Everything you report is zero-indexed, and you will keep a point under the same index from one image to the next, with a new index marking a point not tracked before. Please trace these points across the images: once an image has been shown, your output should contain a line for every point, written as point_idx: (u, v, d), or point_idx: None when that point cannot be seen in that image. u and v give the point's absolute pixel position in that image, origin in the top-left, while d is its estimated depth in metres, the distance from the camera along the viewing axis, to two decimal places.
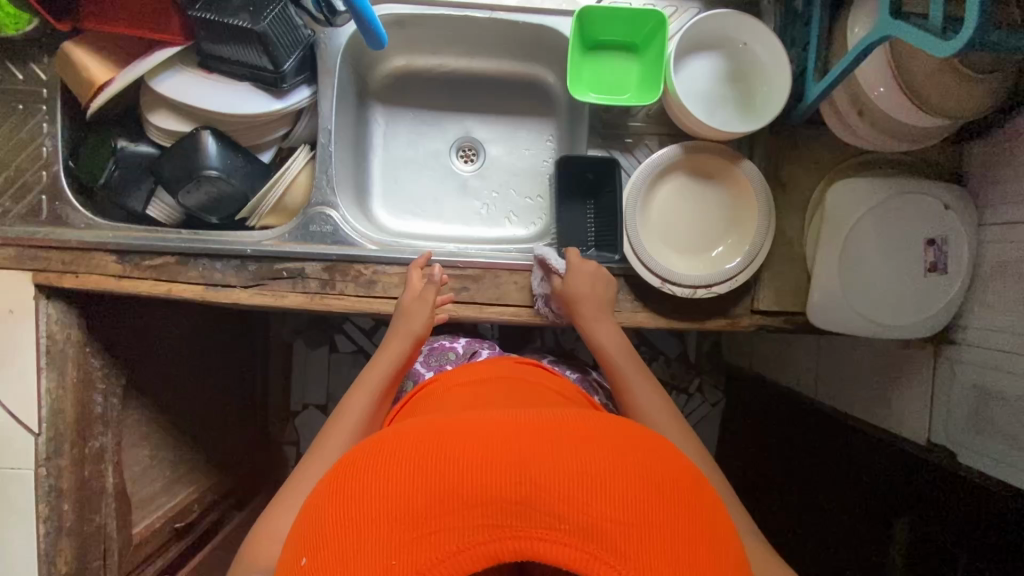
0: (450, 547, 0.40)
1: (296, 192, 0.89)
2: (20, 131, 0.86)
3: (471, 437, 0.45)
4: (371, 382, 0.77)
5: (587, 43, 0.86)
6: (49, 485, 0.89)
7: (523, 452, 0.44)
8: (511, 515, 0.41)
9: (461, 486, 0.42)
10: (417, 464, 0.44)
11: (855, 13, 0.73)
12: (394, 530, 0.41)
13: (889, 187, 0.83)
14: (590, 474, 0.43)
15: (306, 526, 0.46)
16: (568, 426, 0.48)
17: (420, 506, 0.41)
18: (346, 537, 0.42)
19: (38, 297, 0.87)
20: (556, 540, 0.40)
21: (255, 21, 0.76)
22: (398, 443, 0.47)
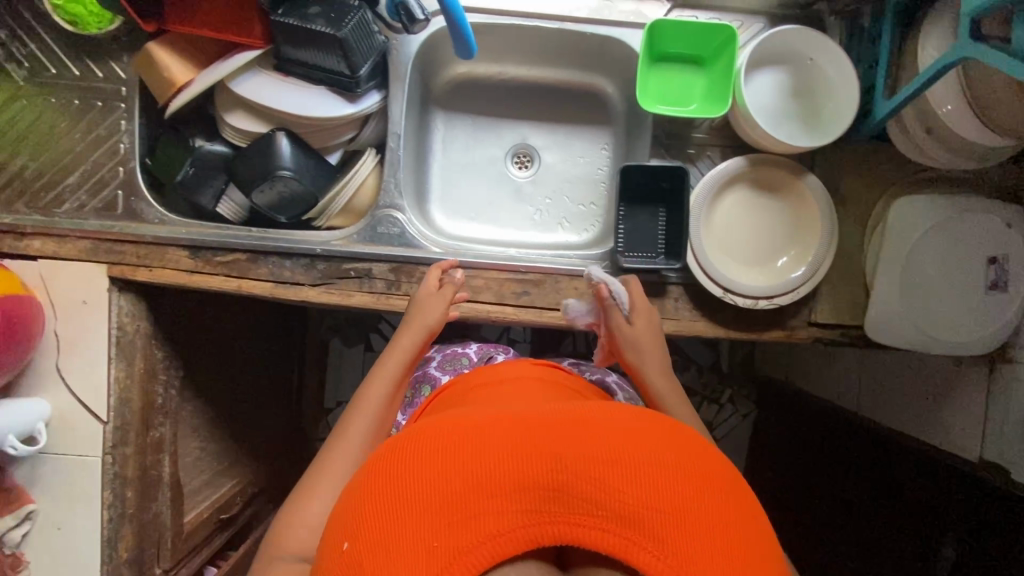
0: (492, 529, 0.40)
1: (362, 196, 0.91)
2: (99, 127, 0.88)
3: (504, 426, 0.46)
4: (386, 371, 0.78)
5: (653, 55, 0.87)
6: (113, 472, 0.90)
7: (559, 441, 0.44)
8: (550, 499, 0.42)
9: (499, 472, 0.42)
10: (450, 452, 0.44)
11: (927, 33, 0.74)
12: (433, 513, 0.40)
13: (952, 206, 0.84)
14: (628, 460, 0.43)
15: (336, 516, 0.45)
16: (596, 415, 0.48)
17: (459, 489, 0.41)
18: (381, 520, 0.41)
19: (111, 289, 0.88)
20: (594, 526, 0.41)
21: (336, 27, 0.79)
22: (429, 430, 0.47)
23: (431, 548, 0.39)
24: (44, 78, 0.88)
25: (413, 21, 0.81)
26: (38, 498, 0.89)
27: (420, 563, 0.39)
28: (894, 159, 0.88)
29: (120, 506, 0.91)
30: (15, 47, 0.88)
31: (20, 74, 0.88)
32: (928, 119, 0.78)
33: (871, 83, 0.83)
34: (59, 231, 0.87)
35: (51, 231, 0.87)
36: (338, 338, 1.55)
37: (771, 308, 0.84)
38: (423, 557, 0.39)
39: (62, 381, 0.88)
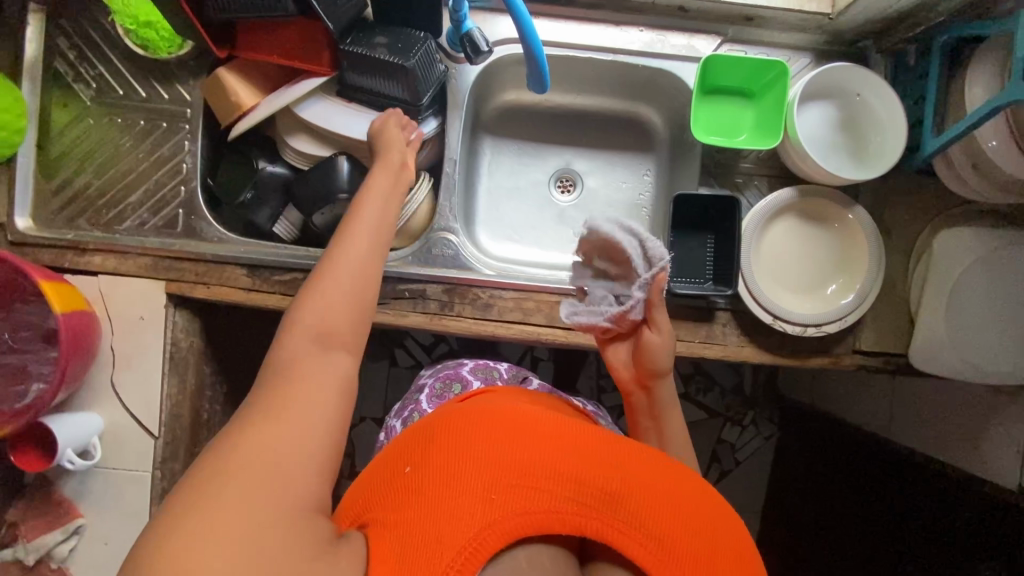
0: (543, 505, 0.54)
1: (416, 222, 0.93)
2: (163, 147, 0.91)
3: (569, 436, 0.59)
4: (378, 188, 0.71)
5: (704, 87, 0.90)
6: (162, 488, 0.90)
7: (609, 461, 0.58)
8: (591, 501, 0.55)
9: (560, 467, 0.56)
10: (529, 438, 0.57)
11: (973, 72, 0.76)
12: (502, 476, 0.54)
13: (996, 239, 0.86)
14: (655, 493, 0.57)
15: (415, 449, 0.59)
16: (641, 451, 0.62)
17: (526, 467, 0.55)
18: (458, 467, 0.55)
19: (167, 305, 0.89)
20: (617, 528, 0.54)
21: (404, 57, 0.82)
22: (509, 415, 0.60)
23: (492, 496, 0.53)
24: (111, 98, 0.91)
25: (478, 53, 0.84)
26: (86, 513, 0.88)
27: (482, 507, 0.52)
28: (938, 191, 0.90)
29: None
30: (85, 68, 0.90)
31: (87, 94, 0.91)
32: (975, 155, 0.81)
33: (918, 119, 0.85)
34: (120, 247, 0.89)
35: (113, 247, 0.89)
36: None
37: (818, 335, 0.87)
38: (485, 501, 0.53)
39: (115, 396, 0.88)
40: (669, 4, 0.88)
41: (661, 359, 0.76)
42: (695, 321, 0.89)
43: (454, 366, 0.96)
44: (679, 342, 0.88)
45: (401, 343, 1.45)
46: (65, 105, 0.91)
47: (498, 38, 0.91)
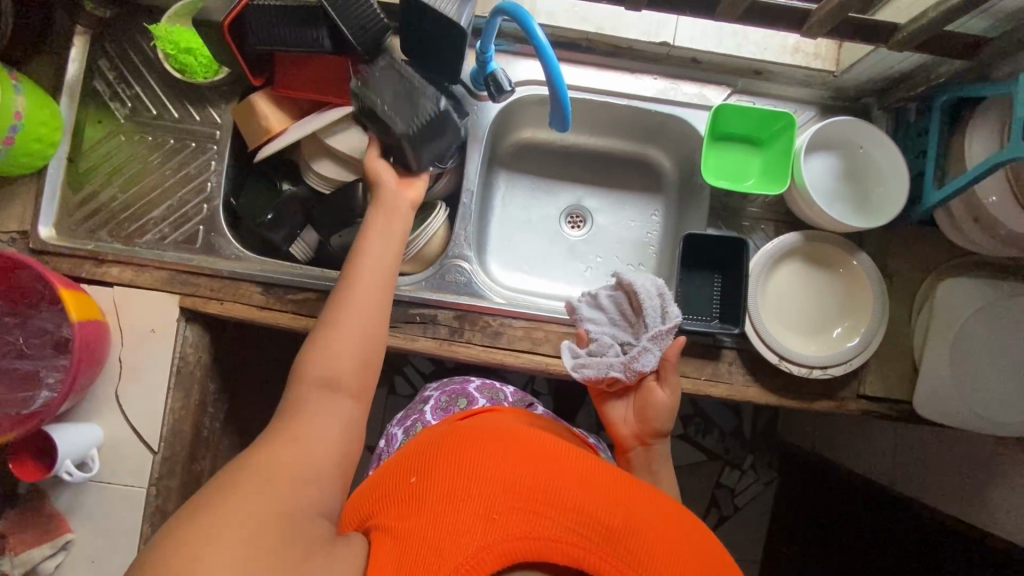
0: (547, 531, 0.51)
1: (431, 247, 0.94)
2: (189, 166, 0.94)
3: (577, 470, 0.58)
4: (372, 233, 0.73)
5: (715, 133, 0.94)
6: (155, 507, 0.88)
7: (613, 498, 0.56)
8: (596, 536, 0.51)
9: (566, 496, 0.54)
10: (536, 464, 0.57)
11: (972, 130, 0.80)
12: (506, 496, 0.53)
13: (998, 291, 0.88)
14: (657, 536, 0.55)
15: (422, 463, 0.58)
16: (645, 494, 0.60)
17: (530, 489, 0.54)
18: (461, 485, 0.54)
19: (179, 319, 0.89)
20: (619, 566, 0.51)
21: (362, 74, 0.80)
22: (520, 442, 0.60)
23: (493, 516, 0.51)
24: (144, 117, 0.94)
25: (501, 91, 0.88)
26: (77, 528, 0.87)
27: (482, 524, 0.50)
28: (939, 242, 0.93)
29: None
30: (121, 88, 0.94)
31: (122, 112, 0.94)
32: (975, 209, 0.84)
33: (919, 172, 0.88)
34: (139, 260, 0.90)
35: (132, 259, 0.90)
36: None
37: (823, 377, 0.88)
38: (485, 520, 0.51)
39: (118, 409, 0.88)
40: (683, 55, 0.93)
41: (665, 418, 0.76)
42: (700, 358, 0.90)
43: (460, 382, 0.95)
44: (684, 378, 0.89)
45: (401, 371, 1.43)
46: (99, 122, 0.94)
47: (521, 79, 0.96)
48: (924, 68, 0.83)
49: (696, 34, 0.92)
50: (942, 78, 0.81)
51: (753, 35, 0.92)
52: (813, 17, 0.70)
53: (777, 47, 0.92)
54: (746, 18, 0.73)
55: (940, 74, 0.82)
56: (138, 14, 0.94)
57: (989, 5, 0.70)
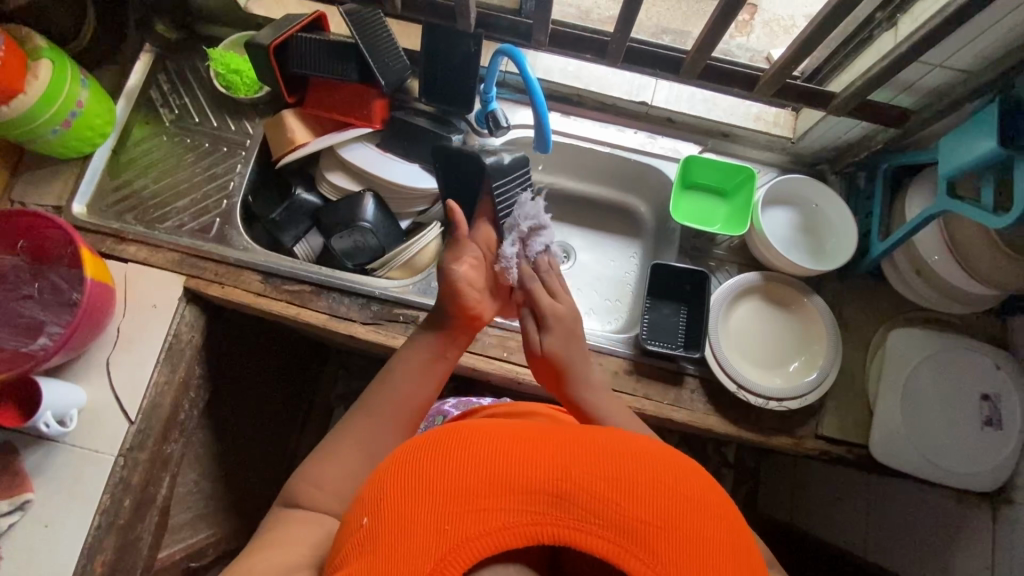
0: (499, 521, 0.44)
1: (423, 257, 1.03)
2: (217, 167, 1.05)
3: (519, 435, 0.49)
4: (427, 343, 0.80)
5: (684, 182, 1.06)
6: (118, 477, 0.89)
7: (565, 452, 0.48)
8: (548, 504, 0.45)
9: (510, 475, 0.46)
10: (471, 451, 0.47)
11: (911, 193, 0.90)
12: (452, 501, 0.44)
13: (946, 342, 0.93)
14: (627, 481, 0.46)
15: (364, 491, 0.49)
16: (607, 437, 0.51)
17: (473, 484, 0.45)
18: (401, 509, 0.45)
19: (181, 299, 0.96)
20: (593, 533, 0.44)
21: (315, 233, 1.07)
22: (454, 430, 0.50)
23: (445, 528, 0.43)
24: (187, 123, 1.07)
25: (498, 127, 1.01)
26: (38, 489, 0.87)
27: (433, 543, 0.43)
28: (890, 296, 1.00)
29: (113, 514, 0.89)
30: (172, 98, 1.08)
31: (168, 117, 1.07)
32: (917, 263, 0.92)
33: (867, 230, 0.98)
34: (155, 240, 0.98)
35: (149, 239, 0.98)
36: (344, 408, 1.43)
37: (780, 410, 0.92)
38: (434, 534, 0.43)
39: (105, 376, 0.92)
40: (660, 115, 1.07)
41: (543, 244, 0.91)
42: (664, 383, 0.94)
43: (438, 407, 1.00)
44: (647, 401, 0.93)
45: None
46: (146, 123, 1.07)
47: (518, 122, 1.07)
48: (864, 138, 0.95)
49: (671, 97, 1.06)
50: (879, 146, 0.93)
51: (722, 103, 1.06)
52: (761, 81, 0.84)
53: (742, 114, 1.05)
54: (707, 78, 0.87)
55: (877, 142, 0.93)
56: (199, 41, 1.11)
57: (909, 83, 0.83)
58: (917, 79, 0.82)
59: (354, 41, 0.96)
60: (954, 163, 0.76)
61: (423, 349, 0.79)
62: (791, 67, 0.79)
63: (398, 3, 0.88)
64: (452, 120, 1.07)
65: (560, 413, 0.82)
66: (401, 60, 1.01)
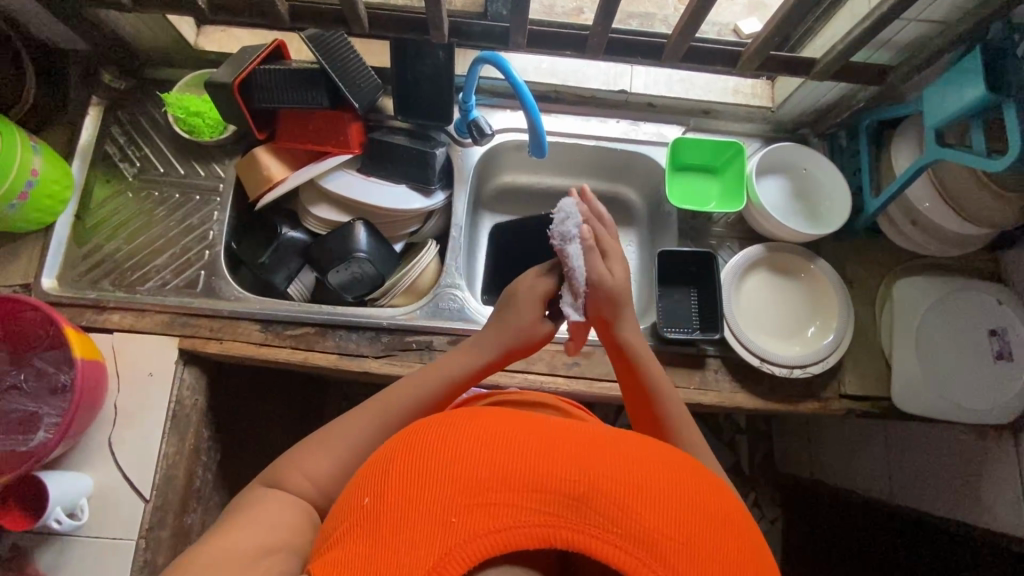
0: (509, 520, 0.43)
1: (425, 278, 1.01)
2: (192, 216, 0.99)
3: (537, 436, 0.48)
4: (450, 371, 0.76)
5: (675, 164, 1.05)
6: (143, 561, 0.84)
7: (585, 456, 0.47)
8: (564, 507, 0.43)
9: (525, 473, 0.44)
10: (486, 445, 0.46)
11: (896, 147, 0.91)
12: (462, 492, 0.43)
13: (946, 287, 0.96)
14: (646, 490, 0.45)
15: (368, 476, 0.48)
16: (627, 445, 0.50)
17: (486, 480, 0.44)
18: (409, 492, 0.44)
19: (177, 362, 0.91)
20: (609, 541, 0.42)
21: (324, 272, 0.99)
22: (466, 420, 0.49)
23: (452, 520, 0.42)
24: (151, 174, 1.01)
25: (483, 135, 0.98)
26: None
27: (439, 533, 0.42)
28: (886, 248, 1.02)
29: None
30: (131, 150, 1.01)
31: (130, 171, 1.01)
32: (911, 212, 0.94)
33: (858, 187, 0.99)
34: (140, 305, 0.92)
35: (132, 305, 0.92)
36: None
37: (805, 376, 0.93)
38: (441, 525, 0.42)
39: (111, 457, 0.86)
40: (640, 100, 1.06)
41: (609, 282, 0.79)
42: (687, 368, 0.94)
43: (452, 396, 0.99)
44: (674, 388, 0.93)
45: None
46: (108, 181, 1.00)
47: (500, 127, 1.05)
48: (845, 98, 0.96)
49: (650, 83, 1.06)
50: (861, 104, 0.94)
51: (699, 82, 1.06)
52: (744, 56, 0.84)
53: (720, 90, 1.05)
54: (689, 59, 0.86)
55: (858, 100, 0.95)
56: (151, 86, 1.04)
57: (887, 39, 0.85)
58: (894, 35, 0.83)
59: (320, 66, 0.92)
60: (942, 113, 0.78)
61: (435, 377, 0.75)
62: (775, 40, 0.79)
63: (365, 22, 0.83)
64: (432, 133, 1.04)
65: (567, 406, 0.79)
66: (373, 80, 0.97)
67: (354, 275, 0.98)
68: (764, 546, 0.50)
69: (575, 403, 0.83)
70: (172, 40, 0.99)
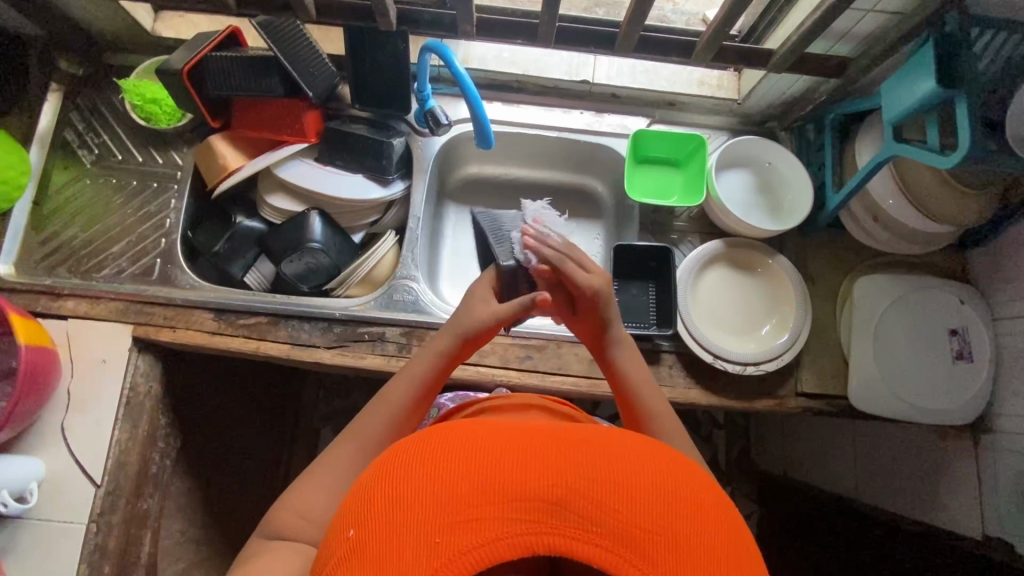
0: (493, 533, 0.40)
1: (381, 268, 1.00)
2: (150, 204, 0.99)
3: (510, 439, 0.45)
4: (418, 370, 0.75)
5: (637, 157, 1.03)
6: (93, 544, 0.85)
7: (561, 455, 0.44)
8: (544, 513, 0.41)
9: (503, 482, 0.42)
10: (462, 458, 0.44)
11: (859, 142, 0.89)
12: (443, 510, 0.41)
13: (908, 284, 0.94)
14: (624, 484, 0.43)
15: (349, 507, 0.45)
16: (600, 438, 0.47)
17: (464, 495, 0.41)
18: (390, 520, 0.41)
19: (131, 349, 0.91)
20: (592, 543, 0.40)
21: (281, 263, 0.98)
22: (441, 436, 0.46)
23: (437, 541, 0.40)
24: (110, 161, 1.01)
25: (439, 125, 0.97)
26: (8, 570, 0.83)
27: (424, 556, 0.39)
28: (851, 245, 1.00)
29: None
30: (90, 137, 1.01)
31: (88, 158, 1.00)
32: (874, 209, 0.92)
33: (822, 182, 0.98)
34: (94, 292, 0.93)
35: (87, 292, 0.92)
36: (331, 428, 1.38)
37: (759, 373, 0.92)
38: (425, 548, 0.39)
39: (62, 441, 0.87)
40: (604, 91, 1.04)
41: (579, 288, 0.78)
42: None
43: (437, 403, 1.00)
44: None
45: None
46: (66, 168, 1.00)
47: (460, 116, 1.03)
48: (808, 91, 0.94)
49: (612, 73, 1.04)
50: (823, 97, 0.93)
51: (663, 72, 1.04)
52: (698, 47, 0.82)
53: (685, 81, 1.03)
54: (641, 50, 0.84)
55: (821, 94, 0.93)
56: (110, 72, 1.04)
57: (844, 31, 0.83)
58: (852, 26, 0.81)
59: (272, 53, 0.91)
60: (899, 107, 0.76)
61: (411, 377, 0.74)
62: (724, 31, 0.77)
63: (312, 10, 0.82)
64: (392, 123, 1.03)
65: (557, 405, 0.77)
66: (329, 68, 0.96)
67: (310, 265, 0.98)
68: (748, 525, 0.48)
69: (565, 400, 0.81)
70: (128, 26, 0.98)
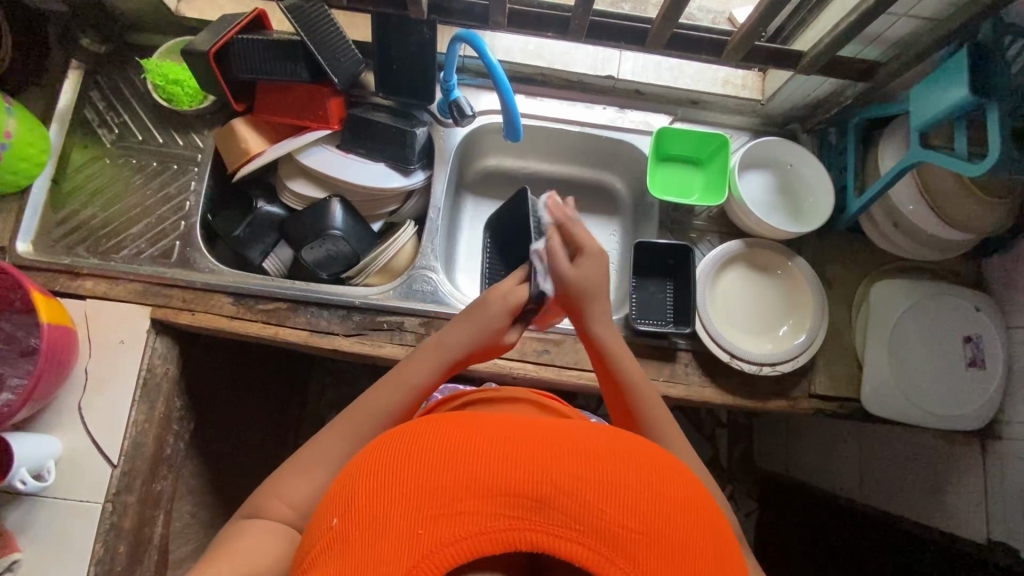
0: (476, 526, 0.40)
1: (401, 258, 1.00)
2: (170, 186, 0.99)
3: (498, 433, 0.46)
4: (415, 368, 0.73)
5: (659, 154, 1.03)
6: (110, 523, 0.85)
7: (548, 451, 0.44)
8: (528, 509, 0.41)
9: (488, 477, 0.42)
10: (448, 451, 0.44)
11: (883, 146, 0.89)
12: (427, 502, 0.41)
13: (925, 290, 0.95)
14: (608, 482, 0.43)
15: (335, 497, 0.46)
16: (587, 436, 0.47)
17: (447, 489, 0.41)
18: (372, 508, 0.42)
19: (150, 330, 0.91)
20: (573, 539, 0.40)
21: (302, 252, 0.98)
22: (428, 430, 0.47)
23: (419, 532, 0.39)
24: (130, 141, 1.00)
25: (463, 116, 0.97)
26: (24, 547, 0.83)
27: (405, 547, 0.39)
28: (868, 249, 1.01)
29: (109, 563, 0.85)
30: (110, 116, 1.00)
31: (108, 138, 1.00)
32: (894, 214, 0.93)
33: (842, 186, 0.98)
34: (113, 273, 0.92)
35: (107, 272, 0.92)
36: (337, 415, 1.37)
37: (774, 374, 0.92)
38: (407, 540, 0.39)
39: (80, 421, 0.87)
40: (628, 87, 1.04)
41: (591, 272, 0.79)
42: (658, 361, 0.94)
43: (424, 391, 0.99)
44: None
45: None
46: (86, 146, 0.99)
47: (483, 108, 1.03)
48: (834, 94, 0.94)
49: (637, 69, 1.04)
50: (849, 101, 0.93)
51: (688, 70, 1.04)
52: (728, 47, 0.82)
53: (709, 80, 1.03)
54: (672, 46, 0.84)
55: (846, 97, 0.93)
56: (132, 51, 1.03)
57: (876, 35, 0.83)
58: (884, 30, 0.81)
59: (299, 37, 0.90)
60: (926, 114, 0.76)
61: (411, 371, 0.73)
62: (760, 29, 0.76)
63: None
64: (414, 112, 1.02)
65: (545, 400, 0.77)
66: (354, 54, 0.95)
67: (331, 255, 0.98)
68: (732, 527, 0.49)
69: (552, 397, 0.81)
70: (151, 5, 0.98)
